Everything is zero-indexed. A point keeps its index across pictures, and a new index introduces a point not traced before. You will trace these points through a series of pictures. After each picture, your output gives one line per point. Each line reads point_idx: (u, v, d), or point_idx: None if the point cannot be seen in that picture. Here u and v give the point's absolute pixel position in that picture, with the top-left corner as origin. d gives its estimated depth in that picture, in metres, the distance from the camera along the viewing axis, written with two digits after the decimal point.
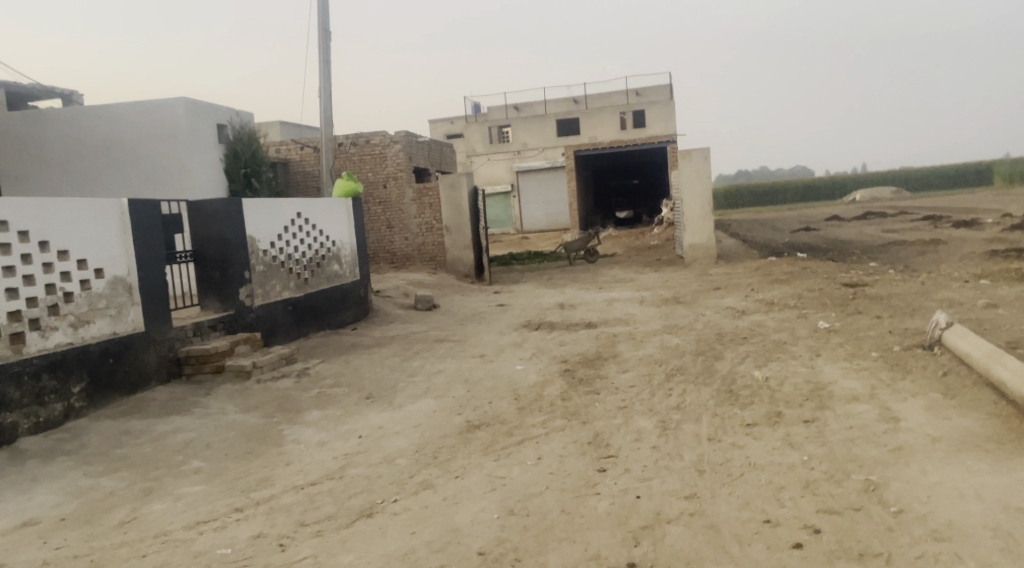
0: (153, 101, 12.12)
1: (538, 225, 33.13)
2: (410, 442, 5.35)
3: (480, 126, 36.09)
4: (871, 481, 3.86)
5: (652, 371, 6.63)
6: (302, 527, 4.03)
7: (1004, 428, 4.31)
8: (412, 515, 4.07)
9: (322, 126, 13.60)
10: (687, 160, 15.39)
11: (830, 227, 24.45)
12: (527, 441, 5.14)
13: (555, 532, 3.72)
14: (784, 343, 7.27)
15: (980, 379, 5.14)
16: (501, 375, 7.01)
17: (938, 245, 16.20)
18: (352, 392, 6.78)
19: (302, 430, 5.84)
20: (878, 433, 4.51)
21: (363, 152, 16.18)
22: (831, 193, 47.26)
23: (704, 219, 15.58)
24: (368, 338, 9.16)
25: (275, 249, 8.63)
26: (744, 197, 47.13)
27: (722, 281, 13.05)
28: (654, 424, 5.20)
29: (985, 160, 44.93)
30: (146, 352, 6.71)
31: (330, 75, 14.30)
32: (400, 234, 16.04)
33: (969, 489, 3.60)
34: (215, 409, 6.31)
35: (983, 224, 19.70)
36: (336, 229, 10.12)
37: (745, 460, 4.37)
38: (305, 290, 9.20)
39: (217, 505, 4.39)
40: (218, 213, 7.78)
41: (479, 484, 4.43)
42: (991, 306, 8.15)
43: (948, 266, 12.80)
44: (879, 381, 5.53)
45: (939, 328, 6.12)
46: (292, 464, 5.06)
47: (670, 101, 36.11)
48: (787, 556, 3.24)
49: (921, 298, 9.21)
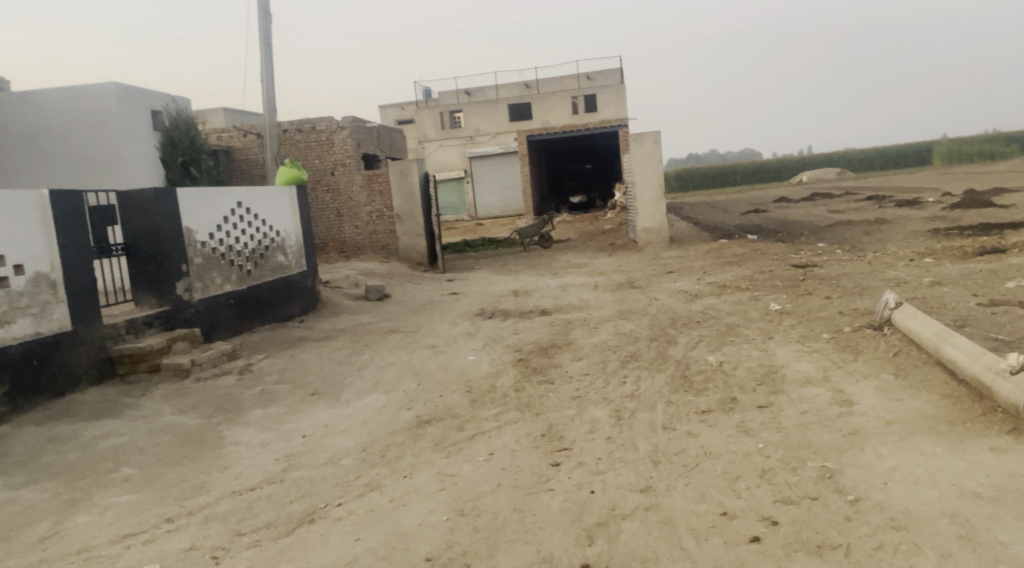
0: (81, 88, 11.52)
1: (491, 211, 32.93)
2: (356, 440, 5.13)
3: (431, 111, 35.65)
4: (828, 467, 3.78)
5: (607, 358, 6.52)
6: (238, 537, 3.80)
7: (956, 408, 4.28)
8: (356, 520, 3.87)
9: (264, 111, 13.11)
10: (639, 144, 15.30)
11: (780, 208, 24.84)
12: (479, 436, 4.97)
13: (506, 533, 3.56)
14: (737, 326, 7.24)
15: (930, 359, 5.14)
16: (454, 367, 6.81)
17: (882, 225, 16.53)
18: (297, 389, 6.51)
19: (243, 430, 5.57)
20: (832, 418, 4.45)
21: (309, 138, 15.76)
22: (779, 174, 48.19)
23: (656, 203, 15.54)
24: (315, 331, 8.86)
25: (214, 240, 8.22)
26: (695, 180, 47.62)
27: (675, 265, 13.04)
28: (609, 413, 5.08)
29: (924, 141, 46.30)
30: (75, 353, 6.33)
31: (272, 59, 13.80)
32: (350, 222, 15.67)
33: (924, 474, 3.54)
34: (150, 410, 5.98)
35: (926, 203, 20.13)
36: (281, 219, 9.75)
37: (700, 450, 4.27)
38: (248, 282, 8.83)
39: (147, 516, 4.12)
40: (151, 203, 7.39)
41: (428, 484, 4.25)
42: (937, 284, 8.24)
43: (894, 245, 13.03)
44: (832, 363, 5.51)
45: (887, 308, 6.09)
46: (231, 469, 4.80)
47: (622, 84, 36.10)
48: (744, 551, 3.14)
49: (869, 277, 9.29)
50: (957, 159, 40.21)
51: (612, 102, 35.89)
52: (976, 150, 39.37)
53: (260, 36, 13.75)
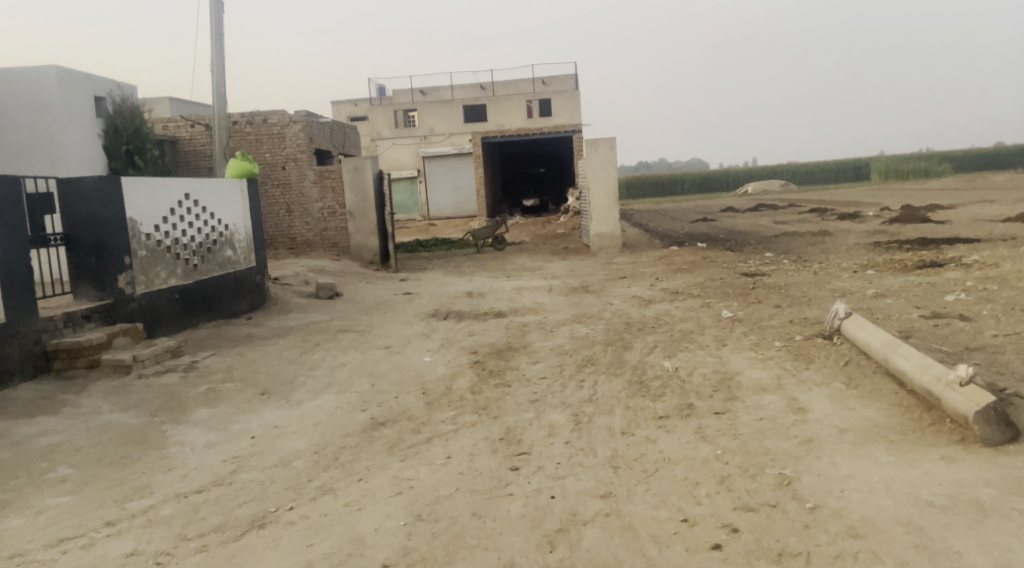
0: (19, 70, 11.02)
1: (444, 212, 32.75)
2: (309, 442, 4.98)
3: (384, 109, 35.28)
4: (785, 475, 3.83)
5: (563, 362, 6.50)
6: (184, 541, 3.63)
7: (906, 418, 4.38)
8: (310, 524, 3.75)
9: (214, 102, 12.73)
10: (594, 150, 15.42)
11: (727, 217, 25.36)
12: (435, 439, 4.88)
13: (465, 539, 3.49)
14: (691, 332, 7.31)
15: (879, 369, 5.26)
16: (408, 368, 6.70)
17: (826, 237, 17.01)
18: (245, 388, 6.31)
19: (188, 430, 5.36)
20: (787, 425, 4.52)
21: (260, 131, 15.38)
22: (725, 184, 49.18)
23: (610, 208, 15.65)
24: (264, 329, 8.63)
25: (160, 232, 7.91)
26: (645, 187, 48.24)
27: (627, 270, 13.15)
28: (567, 417, 5.05)
29: (863, 157, 47.94)
30: (7, 346, 6.01)
31: (224, 48, 13.42)
32: (300, 218, 15.34)
33: (879, 483, 3.61)
34: (88, 408, 5.71)
35: (865, 217, 20.77)
36: (230, 213, 9.45)
37: (660, 455, 4.27)
38: (194, 277, 8.52)
39: (84, 519, 3.91)
40: (94, 192, 7.11)
41: (384, 487, 4.15)
42: (881, 295, 8.49)
43: (838, 257, 13.40)
44: (784, 371, 5.59)
45: (838, 318, 6.22)
46: (176, 470, 4.61)
47: (576, 90, 36.38)
48: (706, 559, 3.14)
49: (816, 287, 9.51)
50: (894, 175, 41.70)
51: (566, 107, 36.18)
52: (910, 169, 40.97)
53: (210, 24, 13.36)
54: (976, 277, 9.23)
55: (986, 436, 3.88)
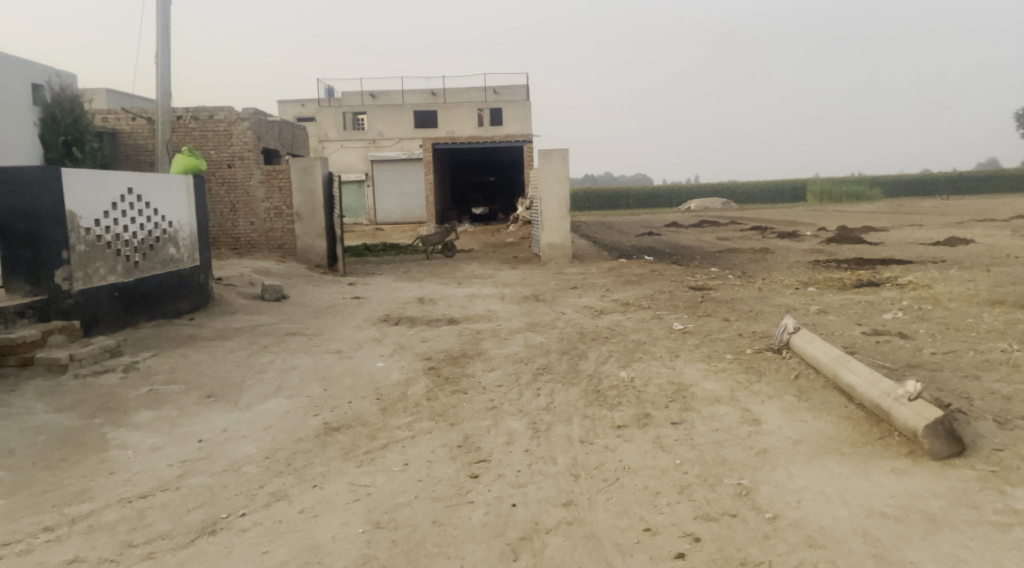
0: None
1: (391, 217, 32.37)
2: (259, 447, 4.83)
3: (333, 111, 34.83)
4: (743, 485, 3.88)
5: (519, 370, 6.48)
6: (129, 548, 3.47)
7: (856, 431, 4.51)
8: (263, 531, 3.62)
9: (158, 96, 12.30)
10: (547, 160, 15.48)
11: (672, 232, 25.77)
12: (391, 445, 4.80)
13: (426, 547, 3.43)
14: (644, 343, 7.37)
15: (828, 383, 5.40)
16: (361, 373, 6.58)
17: (768, 254, 17.45)
18: (190, 390, 6.09)
19: (129, 433, 5.13)
20: (742, 436, 4.59)
21: (205, 127, 14.97)
22: (669, 200, 49.93)
23: (561, 219, 15.73)
24: (208, 330, 8.34)
25: (100, 227, 7.59)
26: (591, 200, 48.77)
27: (578, 281, 13.23)
28: (525, 426, 5.03)
29: (800, 180, 49.51)
30: None
31: (170, 42, 13.02)
32: (245, 218, 14.99)
33: (833, 493, 3.70)
34: (21, 408, 5.40)
35: (804, 236, 21.37)
36: (174, 209, 9.13)
37: (619, 464, 4.29)
38: (135, 275, 8.20)
39: (20, 524, 3.70)
40: (32, 182, 6.81)
41: (341, 494, 4.04)
42: (824, 312, 8.75)
43: (780, 274, 13.76)
44: (737, 383, 5.69)
45: (787, 332, 6.37)
46: (118, 474, 4.40)
47: (527, 101, 36.63)
48: None
49: (762, 302, 9.74)
50: (828, 197, 43.03)
51: (516, 117, 36.40)
52: (844, 192, 42.35)
53: (157, 16, 12.95)
54: (912, 297, 9.59)
55: (933, 450, 4.02)
